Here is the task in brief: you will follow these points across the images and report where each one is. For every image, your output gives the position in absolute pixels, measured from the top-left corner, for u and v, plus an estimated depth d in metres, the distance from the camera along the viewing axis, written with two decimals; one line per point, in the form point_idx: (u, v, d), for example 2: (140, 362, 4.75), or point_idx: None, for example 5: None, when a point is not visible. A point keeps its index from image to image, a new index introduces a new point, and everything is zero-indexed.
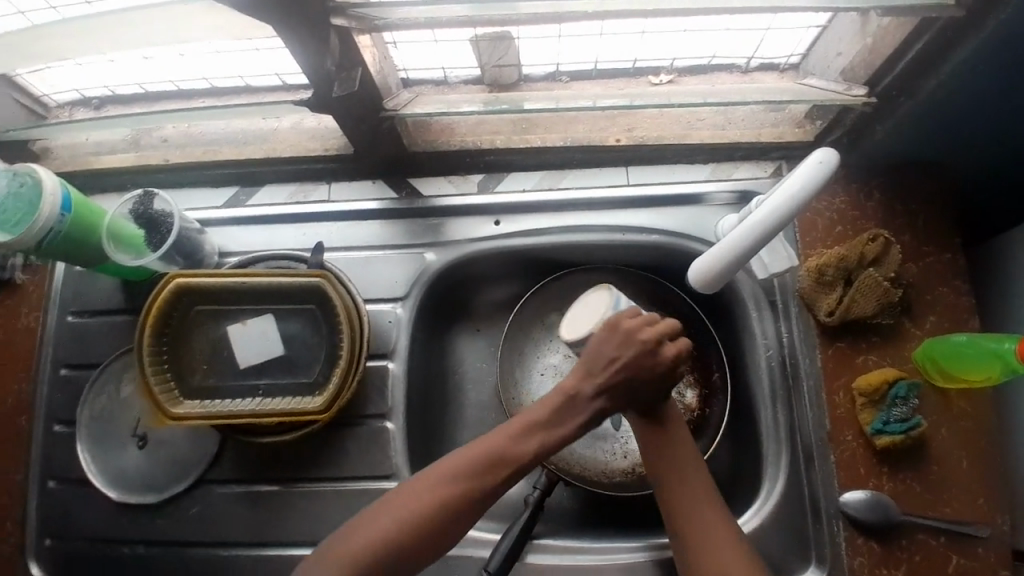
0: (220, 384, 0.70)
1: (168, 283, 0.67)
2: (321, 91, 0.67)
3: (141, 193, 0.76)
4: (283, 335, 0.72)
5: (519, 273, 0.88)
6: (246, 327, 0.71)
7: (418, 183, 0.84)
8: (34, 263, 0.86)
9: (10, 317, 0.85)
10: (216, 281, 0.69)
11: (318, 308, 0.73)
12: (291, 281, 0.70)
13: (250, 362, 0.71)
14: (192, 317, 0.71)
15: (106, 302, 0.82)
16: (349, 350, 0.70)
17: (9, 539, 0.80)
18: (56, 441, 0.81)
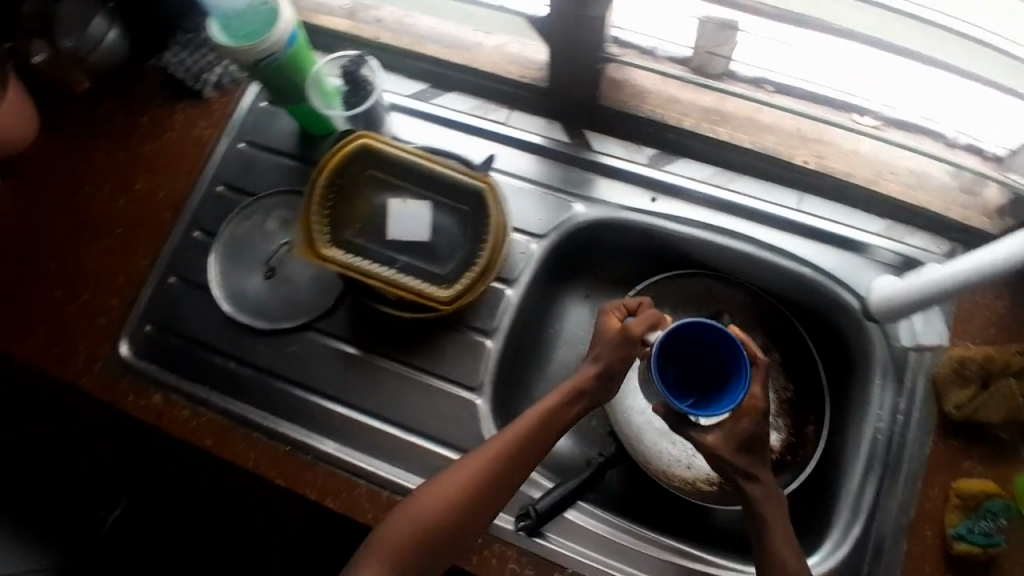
0: (365, 244, 0.73)
1: (357, 140, 0.73)
2: (561, 15, 0.69)
3: (355, 54, 0.82)
4: (433, 224, 0.74)
5: (651, 257, 0.87)
6: (405, 205, 0.74)
7: (589, 132, 0.85)
8: (226, 84, 0.91)
9: (187, 124, 0.90)
10: (396, 154, 0.74)
11: (470, 212, 0.74)
12: (460, 178, 0.74)
13: (397, 236, 0.73)
14: (360, 176, 0.74)
15: (281, 144, 0.88)
16: (485, 261, 0.72)
17: (114, 313, 0.85)
18: (190, 245, 0.86)
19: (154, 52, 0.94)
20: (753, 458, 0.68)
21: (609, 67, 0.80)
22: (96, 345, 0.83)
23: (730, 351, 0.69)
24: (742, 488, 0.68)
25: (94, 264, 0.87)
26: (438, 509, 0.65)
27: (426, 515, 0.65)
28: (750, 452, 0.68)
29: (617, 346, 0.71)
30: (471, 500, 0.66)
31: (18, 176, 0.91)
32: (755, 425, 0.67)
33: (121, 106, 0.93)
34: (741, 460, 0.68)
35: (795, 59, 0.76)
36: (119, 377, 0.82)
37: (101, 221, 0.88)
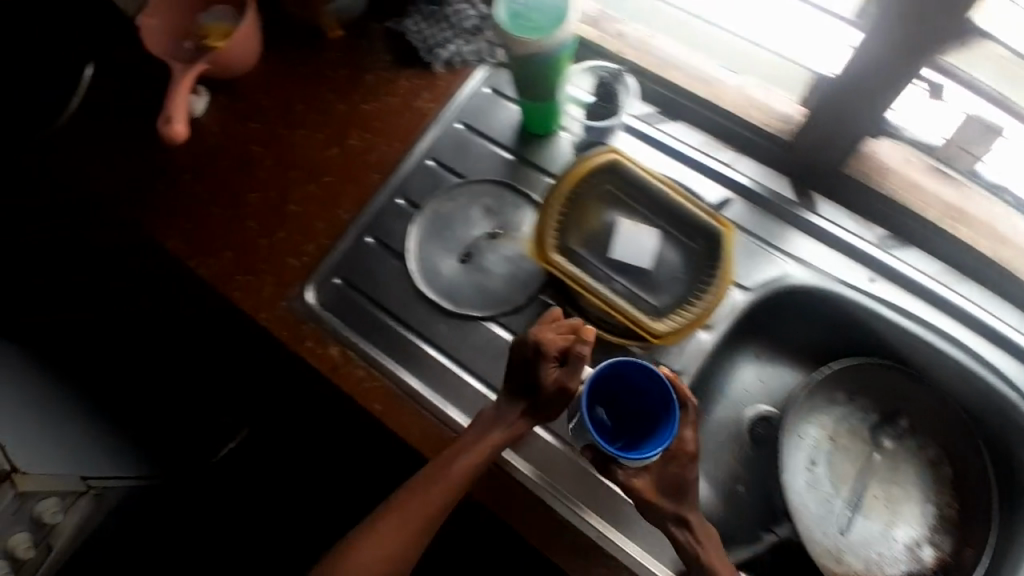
0: (584, 256, 0.72)
1: (608, 153, 0.72)
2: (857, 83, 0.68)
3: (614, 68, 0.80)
4: (657, 253, 0.72)
5: (845, 336, 0.84)
6: (632, 227, 0.72)
7: (817, 197, 0.82)
8: (455, 63, 0.91)
9: (410, 92, 0.91)
10: (642, 176, 0.72)
11: (701, 252, 0.72)
12: (699, 217, 0.72)
13: (620, 256, 0.71)
14: (595, 189, 0.73)
15: (500, 136, 0.89)
16: (704, 307, 0.70)
17: (304, 256, 0.86)
18: (392, 211, 0.87)
19: (388, 12, 0.94)
20: (680, 501, 0.68)
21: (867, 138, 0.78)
22: (281, 284, 0.84)
23: (660, 397, 0.69)
24: (672, 534, 0.68)
25: (293, 205, 0.88)
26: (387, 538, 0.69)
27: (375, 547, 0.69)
28: (676, 495, 0.68)
29: (553, 399, 0.70)
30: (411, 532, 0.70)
31: (235, 100, 0.93)
32: (682, 469, 0.68)
33: (346, 55, 0.93)
34: (666, 503, 0.68)
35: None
36: (298, 318, 0.83)
37: (308, 165, 0.89)
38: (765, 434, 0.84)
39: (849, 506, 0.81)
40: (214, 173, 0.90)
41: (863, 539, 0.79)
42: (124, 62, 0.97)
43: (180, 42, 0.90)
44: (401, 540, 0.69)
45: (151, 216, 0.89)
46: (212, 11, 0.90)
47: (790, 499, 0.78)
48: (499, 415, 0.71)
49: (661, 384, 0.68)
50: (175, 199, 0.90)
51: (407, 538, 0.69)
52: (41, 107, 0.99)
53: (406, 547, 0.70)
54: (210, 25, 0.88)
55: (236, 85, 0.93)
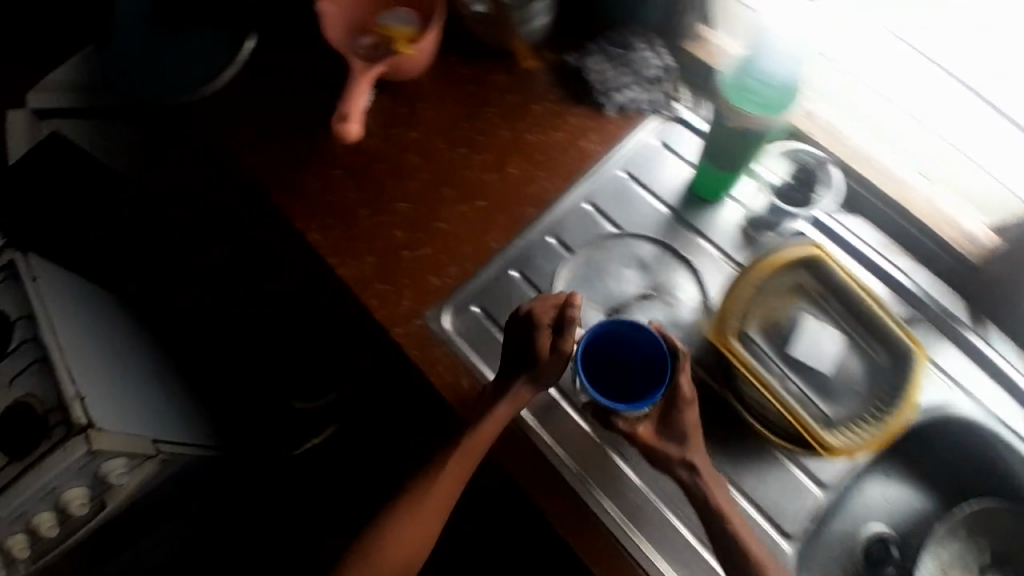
0: (764, 349, 0.70)
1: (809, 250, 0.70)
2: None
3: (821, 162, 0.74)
4: (837, 359, 0.72)
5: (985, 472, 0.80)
6: (815, 328, 0.72)
7: (990, 326, 0.80)
8: (629, 109, 0.88)
9: (577, 130, 0.88)
10: (838, 279, 0.71)
11: (881, 367, 0.72)
12: (886, 332, 0.72)
13: (799, 355, 0.71)
14: (787, 282, 0.71)
15: (667, 195, 0.87)
16: (880, 427, 0.68)
17: (445, 276, 0.83)
18: (543, 248, 0.84)
19: (568, 42, 0.90)
20: (680, 444, 0.70)
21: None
22: (420, 302, 0.82)
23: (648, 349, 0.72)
24: (683, 482, 0.70)
25: (443, 222, 0.85)
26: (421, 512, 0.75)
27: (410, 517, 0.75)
28: (666, 430, 0.70)
29: (550, 366, 0.74)
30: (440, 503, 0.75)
31: (399, 102, 0.91)
32: (688, 414, 0.70)
33: (517, 79, 0.91)
34: (670, 451, 0.70)
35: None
36: (432, 339, 0.80)
37: (463, 185, 0.87)
38: (879, 556, 0.79)
39: None
40: (367, 173, 0.88)
41: None
42: (291, 40, 0.96)
43: (355, 39, 0.87)
44: (436, 498, 0.75)
45: (295, 204, 0.87)
46: (395, 12, 0.87)
47: None
48: (511, 388, 0.73)
49: (647, 333, 0.72)
50: (322, 192, 0.88)
51: (442, 492, 0.75)
52: (193, 65, 0.97)
53: (440, 502, 0.75)
54: (395, 27, 0.85)
55: (402, 89, 0.92)
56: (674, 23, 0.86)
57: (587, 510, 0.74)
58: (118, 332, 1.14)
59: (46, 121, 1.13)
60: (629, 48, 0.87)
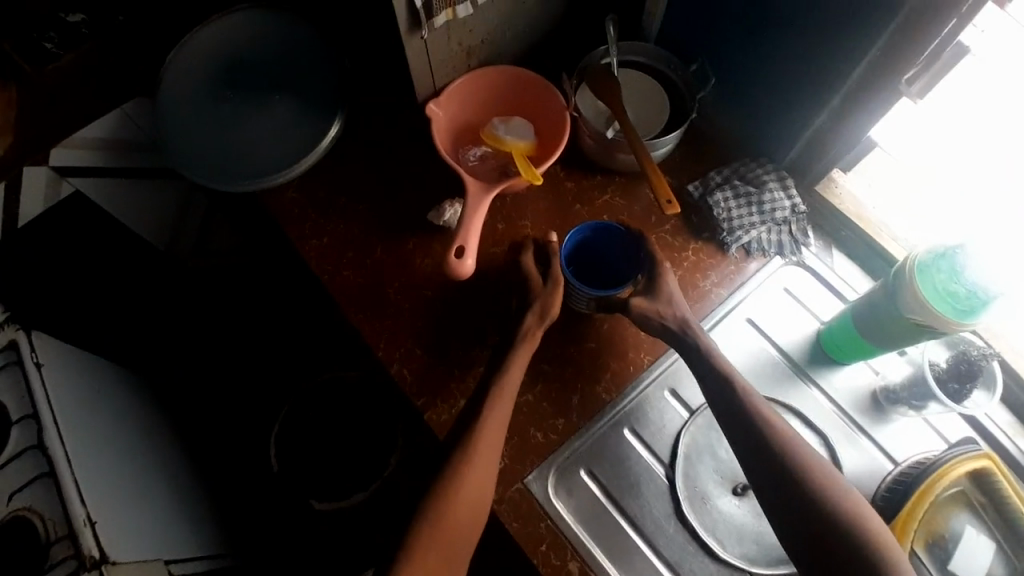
0: (925, 562, 0.63)
1: (982, 457, 0.65)
2: None
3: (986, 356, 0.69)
4: (989, 573, 0.64)
5: None
6: (977, 541, 0.65)
7: None
8: (753, 252, 0.81)
9: (696, 268, 0.81)
10: (1007, 486, 0.64)
11: None
12: None
13: (959, 571, 0.64)
14: (951, 488, 0.65)
15: (793, 350, 0.79)
16: None
17: (547, 432, 0.72)
18: (658, 404, 0.75)
19: (687, 170, 0.84)
20: (663, 298, 0.70)
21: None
22: (519, 462, 0.71)
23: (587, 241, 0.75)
24: (685, 335, 0.68)
25: (546, 363, 0.75)
26: (468, 497, 0.62)
27: (453, 518, 0.61)
28: (655, 296, 0.70)
29: (550, 294, 0.71)
30: (483, 481, 0.63)
31: (497, 217, 0.82)
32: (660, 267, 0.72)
33: (628, 204, 0.83)
34: (659, 306, 0.69)
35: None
36: (536, 510, 0.69)
37: (569, 318, 0.76)
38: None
39: None
40: (459, 296, 0.79)
41: None
42: (378, 137, 0.86)
43: (463, 150, 0.81)
44: (464, 499, 0.62)
45: (377, 328, 0.77)
46: (510, 122, 0.79)
47: None
48: (520, 325, 0.71)
49: (603, 224, 0.74)
50: (409, 315, 0.78)
51: (469, 484, 0.62)
52: (261, 151, 0.85)
53: (468, 496, 0.62)
54: (510, 141, 0.77)
55: (501, 202, 0.83)
56: (812, 166, 0.79)
57: None
58: (132, 423, 1.00)
59: (69, 180, 1.02)
60: (759, 186, 0.81)
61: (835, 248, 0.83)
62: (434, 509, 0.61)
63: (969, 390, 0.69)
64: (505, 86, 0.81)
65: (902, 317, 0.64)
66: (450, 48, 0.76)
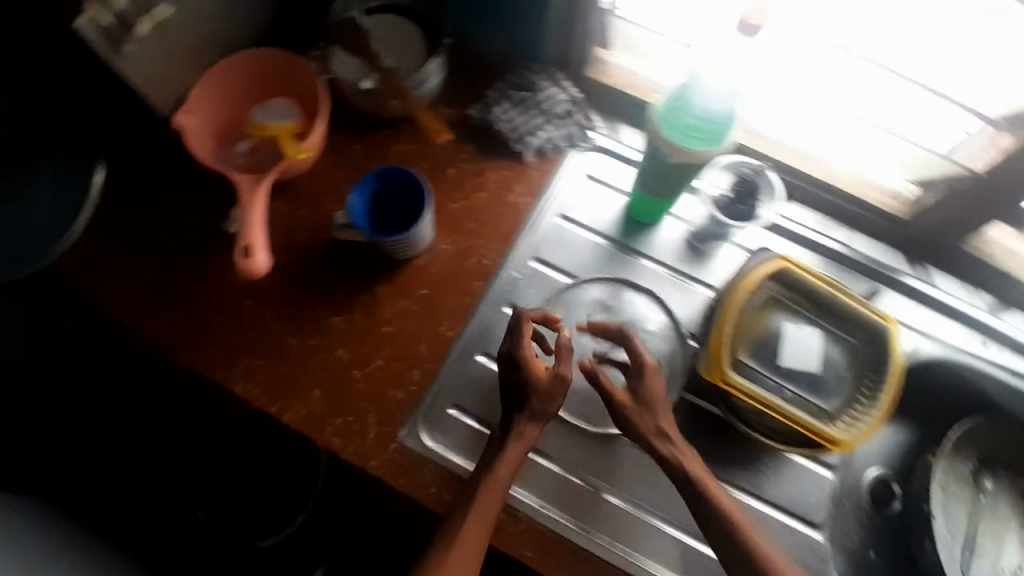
0: (755, 368, 0.68)
1: (776, 261, 0.68)
2: (984, 180, 0.70)
3: (757, 165, 0.73)
4: (821, 355, 0.69)
5: (939, 406, 0.87)
6: (800, 331, 0.69)
7: (930, 267, 0.83)
8: (546, 150, 0.84)
9: (501, 185, 0.83)
10: (809, 280, 0.68)
11: (861, 347, 0.70)
12: (860, 310, 0.69)
13: (789, 363, 0.69)
14: (758, 297, 0.68)
15: (605, 227, 0.84)
16: (875, 412, 0.67)
17: (405, 386, 0.74)
18: (502, 320, 0.79)
19: (463, 95, 0.84)
20: (643, 407, 0.68)
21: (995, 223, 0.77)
22: (389, 422, 0.73)
23: (367, 193, 0.72)
24: (653, 448, 0.67)
25: (386, 325, 0.76)
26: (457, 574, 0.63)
27: None
28: (638, 394, 0.68)
29: (551, 395, 0.69)
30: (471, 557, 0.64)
31: (294, 204, 0.79)
32: (650, 379, 0.69)
33: (420, 147, 0.83)
34: (633, 412, 0.68)
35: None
36: (417, 460, 0.72)
37: (394, 276, 0.78)
38: (883, 496, 0.85)
39: None
40: (282, 293, 0.77)
41: None
42: (149, 172, 0.82)
43: (230, 146, 0.78)
44: (468, 544, 0.64)
45: (212, 358, 0.75)
46: (268, 105, 0.78)
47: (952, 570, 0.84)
48: (512, 425, 0.69)
49: (391, 167, 0.72)
50: (239, 331, 0.76)
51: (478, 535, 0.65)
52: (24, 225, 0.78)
53: (477, 544, 0.65)
54: (271, 125, 0.76)
55: (292, 188, 0.80)
56: (569, 52, 0.82)
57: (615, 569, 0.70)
58: None
59: None
60: (531, 89, 0.83)
61: (620, 121, 0.87)
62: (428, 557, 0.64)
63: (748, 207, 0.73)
64: (255, 74, 0.79)
65: (687, 166, 0.68)
66: (172, 54, 0.72)
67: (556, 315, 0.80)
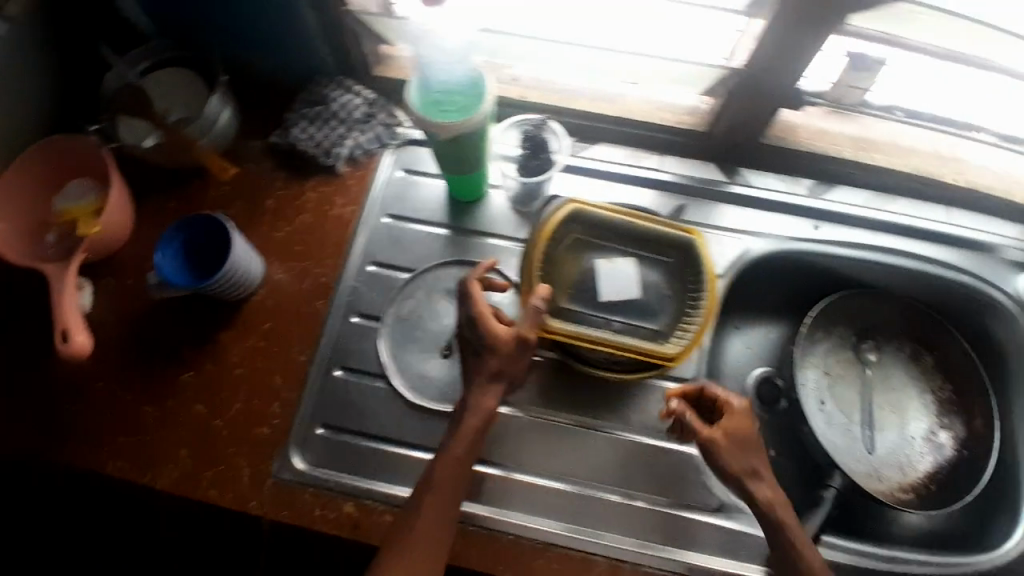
0: (578, 310, 0.72)
1: (567, 205, 0.72)
2: (751, 78, 0.73)
3: (540, 120, 0.78)
4: (640, 280, 0.73)
5: (795, 292, 0.92)
6: (612, 264, 0.73)
7: (745, 170, 0.86)
8: (357, 157, 0.85)
9: (321, 203, 0.83)
10: (606, 215, 0.73)
11: (677, 263, 0.73)
12: (665, 230, 0.73)
13: (611, 297, 0.72)
14: (564, 243, 0.73)
15: (431, 213, 0.85)
16: (700, 323, 0.70)
17: (271, 420, 0.75)
18: (352, 332, 0.79)
19: (264, 127, 0.85)
20: (748, 454, 0.68)
21: (781, 110, 0.81)
22: (261, 461, 0.74)
23: (174, 247, 0.73)
24: (749, 489, 0.68)
25: (238, 366, 0.77)
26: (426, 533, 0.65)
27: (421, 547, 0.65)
28: (733, 435, 0.69)
29: (514, 358, 0.69)
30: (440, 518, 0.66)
31: (122, 275, 0.80)
32: (749, 427, 0.69)
33: (234, 188, 0.83)
34: (735, 457, 0.68)
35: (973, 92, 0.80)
36: (297, 489, 0.73)
37: (237, 318, 0.79)
38: (770, 394, 0.89)
39: (876, 431, 0.92)
40: (131, 367, 0.77)
41: (888, 436, 0.92)
42: None
43: (39, 238, 0.76)
44: (435, 508, 0.66)
45: (71, 450, 0.74)
46: (64, 189, 0.77)
47: (842, 445, 0.90)
48: (473, 390, 0.69)
49: (189, 218, 0.74)
50: (94, 415, 0.75)
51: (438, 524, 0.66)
52: None
53: (435, 524, 0.66)
54: (69, 207, 0.76)
55: (117, 261, 0.80)
56: (350, 58, 0.83)
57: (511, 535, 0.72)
58: None
59: None
60: (324, 102, 0.84)
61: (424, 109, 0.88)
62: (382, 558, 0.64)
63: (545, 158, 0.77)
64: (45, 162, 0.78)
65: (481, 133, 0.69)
66: None
67: (398, 312, 0.80)
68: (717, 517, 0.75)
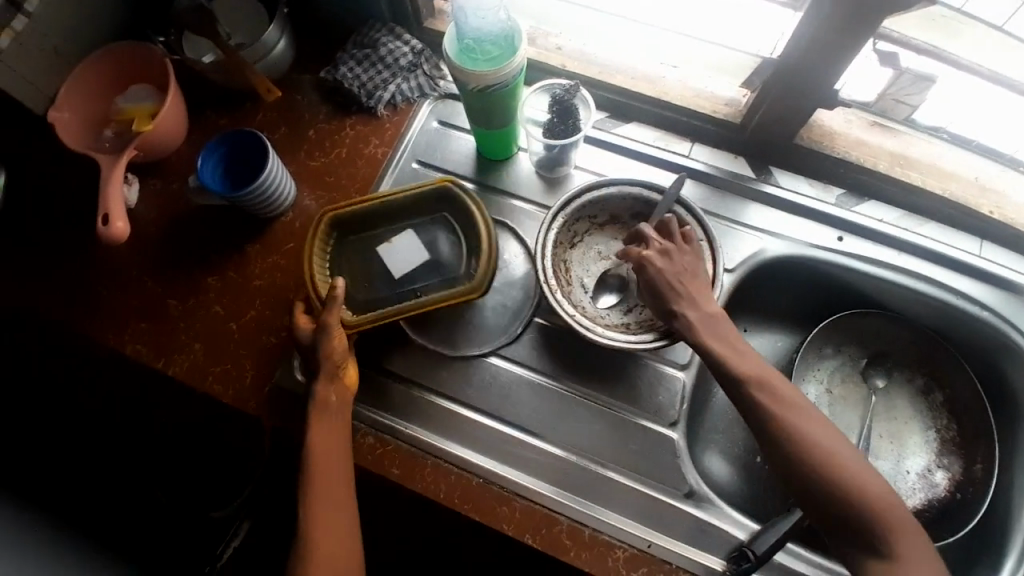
0: (378, 294, 0.79)
1: (322, 218, 0.78)
2: (783, 75, 0.72)
3: (570, 83, 0.80)
4: (424, 243, 0.81)
5: (806, 302, 0.92)
6: (394, 244, 0.81)
7: (774, 169, 0.87)
8: (398, 103, 0.89)
9: (357, 140, 0.88)
10: (363, 208, 0.79)
11: (449, 214, 0.82)
12: (421, 192, 0.80)
13: (403, 270, 0.80)
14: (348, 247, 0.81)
15: (458, 165, 0.88)
16: (485, 241, 0.77)
17: (278, 333, 0.80)
18: None
19: (319, 65, 0.91)
20: (653, 295, 0.70)
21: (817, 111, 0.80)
22: (264, 367, 0.78)
23: (219, 157, 0.80)
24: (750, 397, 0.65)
25: (258, 279, 0.82)
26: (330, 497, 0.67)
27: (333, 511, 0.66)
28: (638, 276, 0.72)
29: (323, 344, 0.69)
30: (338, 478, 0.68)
31: (169, 179, 0.87)
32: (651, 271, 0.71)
33: (283, 115, 0.88)
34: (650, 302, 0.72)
35: (1020, 119, 0.78)
36: (289, 401, 0.77)
37: (261, 235, 0.84)
38: None
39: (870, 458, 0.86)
40: (161, 263, 0.84)
41: (884, 465, 0.86)
42: (39, 169, 0.89)
43: (98, 133, 0.84)
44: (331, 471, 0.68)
45: (99, 326, 0.81)
46: (128, 91, 0.85)
47: None
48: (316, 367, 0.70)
49: (234, 132, 0.80)
50: (124, 299, 0.82)
51: (341, 515, 0.66)
52: None
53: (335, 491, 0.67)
54: (130, 108, 0.83)
55: (166, 166, 0.87)
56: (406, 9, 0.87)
57: (482, 483, 0.75)
58: None
59: None
60: (373, 44, 0.88)
61: None
62: (298, 564, 0.65)
63: (572, 124, 0.79)
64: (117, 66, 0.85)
65: (515, 87, 0.72)
66: (41, 57, 0.80)
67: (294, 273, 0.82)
68: (686, 502, 0.75)
